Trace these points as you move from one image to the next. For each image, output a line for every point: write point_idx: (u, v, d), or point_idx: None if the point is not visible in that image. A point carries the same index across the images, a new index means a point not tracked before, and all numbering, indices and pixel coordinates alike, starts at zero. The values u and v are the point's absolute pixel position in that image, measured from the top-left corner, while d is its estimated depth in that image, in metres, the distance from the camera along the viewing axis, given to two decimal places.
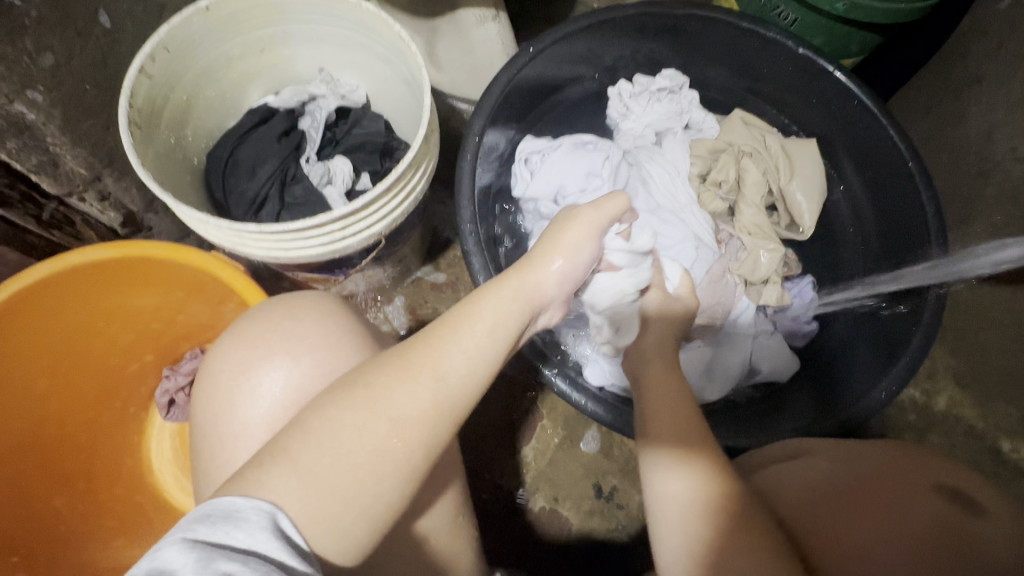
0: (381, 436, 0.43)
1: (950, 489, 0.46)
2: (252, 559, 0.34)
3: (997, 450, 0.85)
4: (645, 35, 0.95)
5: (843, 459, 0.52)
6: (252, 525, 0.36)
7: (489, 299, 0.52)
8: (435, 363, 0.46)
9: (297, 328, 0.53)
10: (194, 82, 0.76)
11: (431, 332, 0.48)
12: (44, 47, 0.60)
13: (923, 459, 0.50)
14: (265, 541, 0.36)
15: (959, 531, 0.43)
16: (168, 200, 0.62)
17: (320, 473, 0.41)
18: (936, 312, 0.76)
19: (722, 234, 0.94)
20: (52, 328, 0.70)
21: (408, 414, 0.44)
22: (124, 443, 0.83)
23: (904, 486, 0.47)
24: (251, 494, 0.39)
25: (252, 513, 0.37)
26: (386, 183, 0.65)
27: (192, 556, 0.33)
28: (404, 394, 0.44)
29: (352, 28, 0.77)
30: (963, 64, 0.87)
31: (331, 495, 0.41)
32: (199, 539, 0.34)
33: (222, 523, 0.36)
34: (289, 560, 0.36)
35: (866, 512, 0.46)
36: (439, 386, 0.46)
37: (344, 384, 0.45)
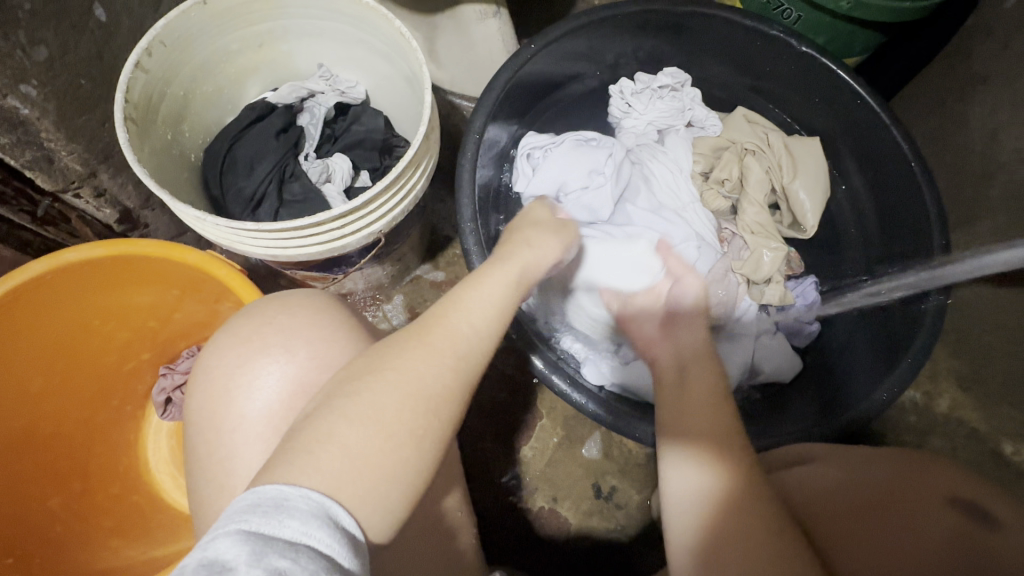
0: (416, 414, 0.43)
1: (965, 501, 0.46)
2: (302, 553, 0.32)
3: (999, 453, 0.84)
4: (647, 32, 0.94)
5: (853, 466, 0.52)
6: (304, 515, 0.35)
7: (492, 278, 0.54)
8: (453, 342, 0.47)
9: (293, 321, 0.53)
10: (191, 77, 0.75)
11: (441, 311, 0.49)
12: (38, 40, 0.59)
13: (936, 468, 0.49)
14: (318, 530, 0.35)
15: (974, 543, 0.43)
16: (164, 197, 0.61)
17: (365, 454, 0.40)
18: (939, 314, 0.76)
19: (725, 233, 0.93)
20: (47, 326, 0.69)
21: (437, 389, 0.45)
22: (120, 442, 0.82)
23: (918, 497, 0.46)
24: (295, 482, 0.37)
25: (301, 501, 0.36)
26: (384, 181, 0.64)
27: (244, 549, 0.31)
28: (432, 369, 0.45)
29: (351, 23, 0.76)
30: (967, 63, 0.86)
31: (378, 473, 0.40)
32: (252, 531, 0.33)
33: (273, 512, 0.34)
34: (340, 555, 0.34)
35: (877, 522, 0.45)
36: (460, 362, 0.47)
37: (369, 367, 0.44)
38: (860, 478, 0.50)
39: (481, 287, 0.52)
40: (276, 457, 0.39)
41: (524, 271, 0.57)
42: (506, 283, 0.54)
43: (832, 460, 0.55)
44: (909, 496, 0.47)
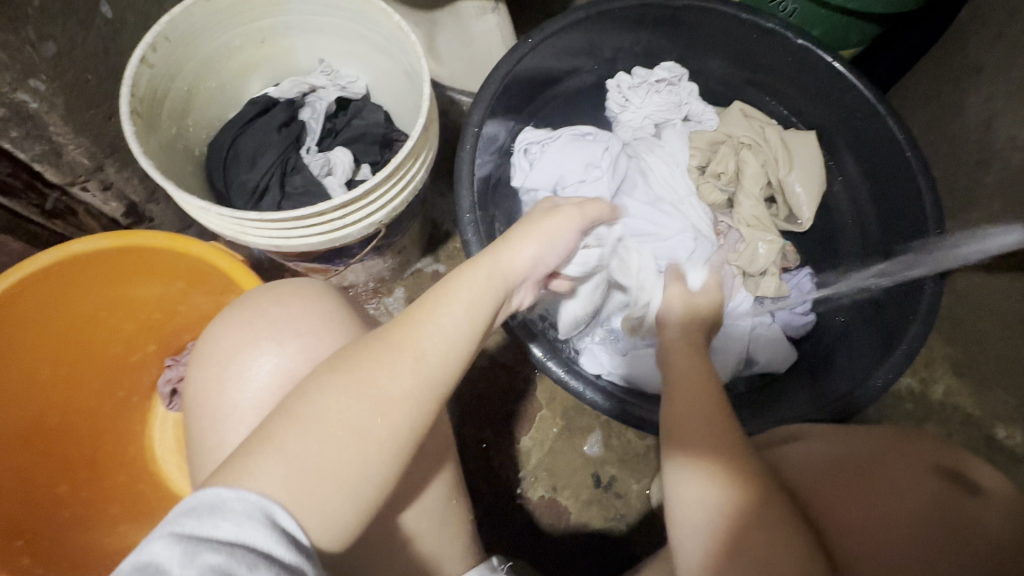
0: (364, 417, 0.44)
1: (949, 469, 0.46)
2: (238, 550, 0.34)
3: (992, 438, 0.85)
4: (644, 26, 0.95)
5: (843, 438, 0.52)
6: (237, 516, 0.36)
7: (461, 280, 0.54)
8: (415, 344, 0.48)
9: (282, 315, 0.54)
10: (195, 73, 0.77)
11: (408, 315, 0.50)
12: (47, 36, 0.60)
13: (922, 440, 0.49)
14: (253, 531, 0.36)
15: (954, 508, 0.42)
16: (170, 188, 0.62)
17: (305, 459, 0.41)
18: (934, 299, 0.76)
19: (721, 226, 0.95)
20: (55, 317, 0.71)
21: (390, 393, 0.45)
22: (127, 433, 0.84)
23: (906, 460, 0.47)
24: (236, 485, 0.39)
25: (237, 503, 0.37)
26: (385, 172, 0.65)
27: (178, 550, 0.33)
28: (388, 373, 0.45)
29: (351, 18, 0.78)
30: (962, 54, 0.87)
31: (324, 477, 0.41)
32: (185, 534, 0.35)
33: (208, 515, 0.36)
34: (279, 550, 0.36)
35: (866, 484, 0.46)
36: (419, 365, 0.47)
37: (326, 369, 0.46)
38: (845, 451, 0.50)
39: (447, 290, 0.52)
40: (229, 458, 0.41)
41: (494, 272, 0.56)
42: (474, 285, 0.53)
43: (822, 435, 0.55)
44: (897, 461, 0.47)
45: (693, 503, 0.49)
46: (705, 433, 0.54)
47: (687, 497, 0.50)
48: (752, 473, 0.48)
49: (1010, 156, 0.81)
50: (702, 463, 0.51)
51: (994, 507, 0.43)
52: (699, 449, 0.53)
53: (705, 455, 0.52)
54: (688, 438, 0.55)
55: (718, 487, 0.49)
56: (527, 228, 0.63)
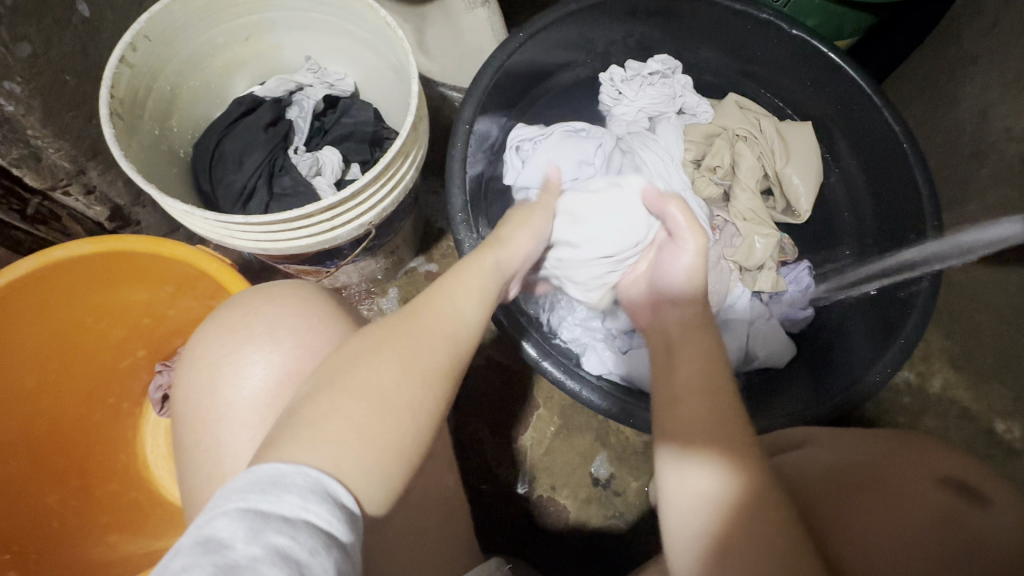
0: (415, 389, 0.45)
1: (956, 481, 0.45)
2: (301, 531, 0.33)
3: (991, 431, 0.85)
4: (637, 18, 0.94)
5: (839, 447, 0.52)
6: (302, 490, 0.35)
7: (471, 269, 0.58)
8: (446, 325, 0.50)
9: (280, 310, 0.54)
10: (178, 72, 0.75)
11: (430, 297, 0.52)
12: (21, 37, 0.58)
13: (926, 450, 0.49)
14: (316, 506, 0.35)
15: (959, 522, 0.42)
16: (152, 191, 0.60)
17: (366, 425, 0.41)
18: (931, 293, 0.76)
19: (716, 221, 0.93)
20: (41, 324, 0.69)
21: (432, 367, 0.47)
22: (117, 439, 0.83)
23: (906, 478, 0.46)
24: (294, 459, 0.37)
25: (298, 477, 0.36)
26: (373, 172, 0.64)
27: (241, 526, 0.32)
28: (427, 348, 0.48)
29: (337, 14, 0.76)
30: (958, 43, 0.85)
31: (378, 445, 0.41)
32: (250, 508, 0.33)
33: (272, 489, 0.34)
34: (338, 531, 0.35)
35: (867, 498, 0.45)
36: (451, 345, 0.49)
37: (369, 345, 0.46)
38: (849, 456, 0.50)
39: (463, 276, 0.56)
40: None
41: (502, 261, 0.62)
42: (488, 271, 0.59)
43: (822, 443, 0.55)
44: (898, 478, 0.46)
45: (701, 492, 0.45)
46: (703, 421, 0.49)
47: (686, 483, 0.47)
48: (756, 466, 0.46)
49: (1005, 148, 0.79)
50: (707, 456, 0.47)
51: (990, 523, 0.42)
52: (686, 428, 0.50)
53: (709, 441, 0.48)
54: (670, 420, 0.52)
55: (733, 484, 0.44)
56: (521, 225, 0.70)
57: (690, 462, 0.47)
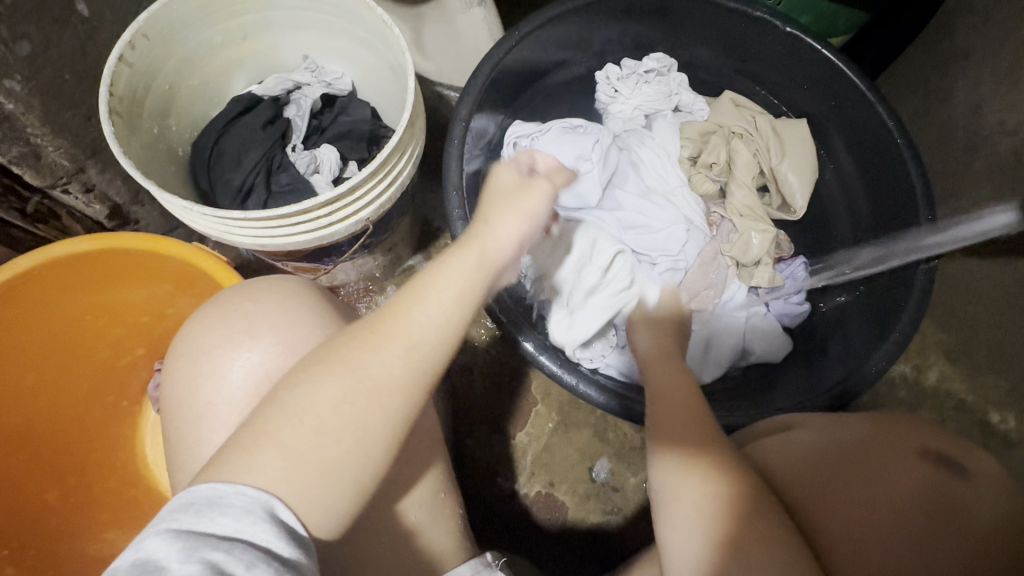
0: (357, 407, 0.43)
1: (936, 453, 0.49)
2: (236, 546, 0.35)
3: (987, 423, 0.85)
4: (632, 16, 0.94)
5: (829, 427, 0.53)
6: (237, 511, 0.37)
7: (451, 262, 0.49)
8: (405, 330, 0.45)
9: (258, 309, 0.54)
10: (176, 70, 0.76)
11: (401, 298, 0.47)
12: (21, 36, 0.59)
13: (906, 425, 0.51)
14: (251, 525, 0.37)
15: (946, 496, 0.46)
16: (151, 187, 0.61)
17: (302, 453, 0.41)
18: (927, 285, 0.76)
19: (714, 217, 0.94)
20: (39, 323, 0.70)
21: (382, 383, 0.44)
22: (116, 438, 0.83)
23: (891, 455, 0.49)
24: (236, 481, 0.39)
25: (235, 498, 0.38)
26: (369, 168, 0.64)
27: (176, 546, 0.34)
28: (378, 362, 0.44)
29: (333, 13, 0.77)
30: (950, 39, 0.86)
31: (314, 472, 0.41)
32: (183, 529, 0.35)
33: (206, 510, 0.37)
34: (278, 547, 0.37)
35: (854, 483, 0.47)
36: (411, 354, 0.45)
37: (318, 358, 0.45)
38: (842, 438, 0.51)
39: (440, 272, 0.48)
40: (232, 447, 0.40)
41: (485, 251, 0.50)
42: (466, 266, 0.49)
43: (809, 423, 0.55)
44: (883, 456, 0.49)
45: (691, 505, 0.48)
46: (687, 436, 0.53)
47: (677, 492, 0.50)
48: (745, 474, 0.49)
49: (998, 142, 0.80)
50: (692, 469, 0.50)
51: (971, 494, 0.46)
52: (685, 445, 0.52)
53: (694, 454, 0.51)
54: (672, 430, 0.55)
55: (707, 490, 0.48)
56: (506, 204, 0.53)
57: (676, 470, 0.51)
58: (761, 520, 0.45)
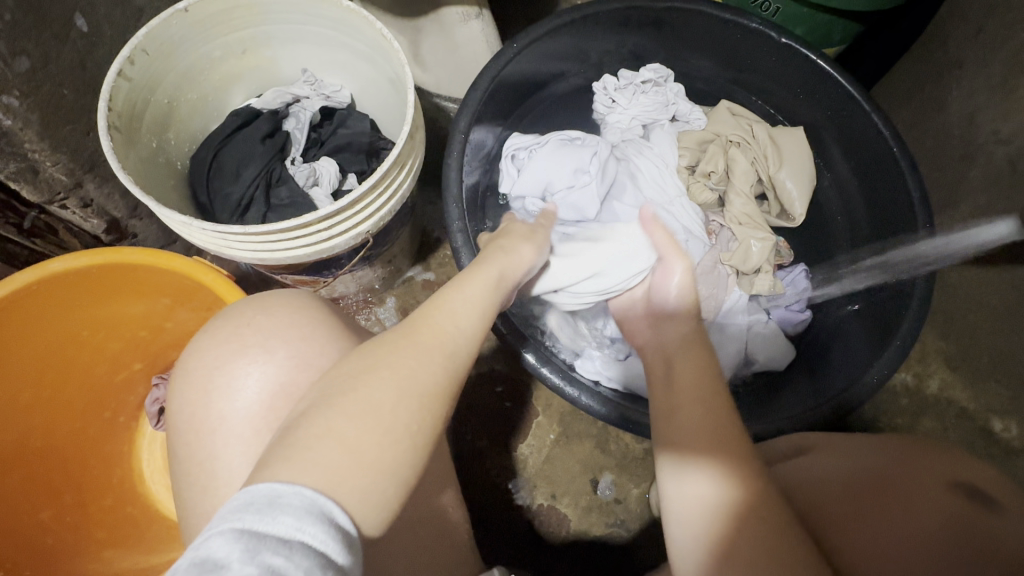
0: (411, 411, 0.43)
1: (966, 486, 0.44)
2: (296, 550, 0.32)
3: (989, 430, 0.85)
4: (629, 28, 0.95)
5: (849, 454, 0.51)
6: (297, 510, 0.34)
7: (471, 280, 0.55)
8: (442, 339, 0.48)
9: (269, 322, 0.53)
10: (175, 85, 0.76)
11: (429, 310, 0.50)
12: (19, 51, 0.59)
13: (929, 455, 0.48)
14: (312, 526, 0.34)
15: (976, 526, 0.41)
16: (150, 203, 0.61)
17: (360, 448, 0.40)
18: (926, 294, 0.77)
19: (712, 226, 0.94)
20: (36, 339, 0.69)
21: (429, 387, 0.45)
22: (112, 454, 0.82)
23: (914, 479, 0.46)
24: (290, 480, 0.36)
25: (294, 497, 0.35)
26: (370, 182, 0.64)
27: (237, 546, 0.32)
28: (423, 367, 0.45)
29: (332, 27, 0.77)
30: (943, 49, 0.87)
31: (374, 470, 0.40)
32: (245, 529, 0.33)
33: (267, 509, 0.34)
34: (334, 551, 0.34)
35: (875, 510, 0.45)
36: (449, 361, 0.47)
37: (365, 364, 0.44)
38: (857, 465, 0.49)
39: (463, 288, 0.53)
40: None
41: (502, 274, 0.58)
42: (486, 283, 0.55)
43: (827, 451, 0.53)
44: (906, 480, 0.46)
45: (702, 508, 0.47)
46: (700, 434, 0.52)
47: (691, 497, 0.48)
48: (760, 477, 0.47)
49: (993, 151, 0.80)
50: (701, 467, 0.49)
51: (1010, 529, 0.41)
52: (692, 448, 0.51)
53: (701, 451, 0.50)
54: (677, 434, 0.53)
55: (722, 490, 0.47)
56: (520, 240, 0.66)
57: (684, 470, 0.50)
58: (781, 524, 0.43)
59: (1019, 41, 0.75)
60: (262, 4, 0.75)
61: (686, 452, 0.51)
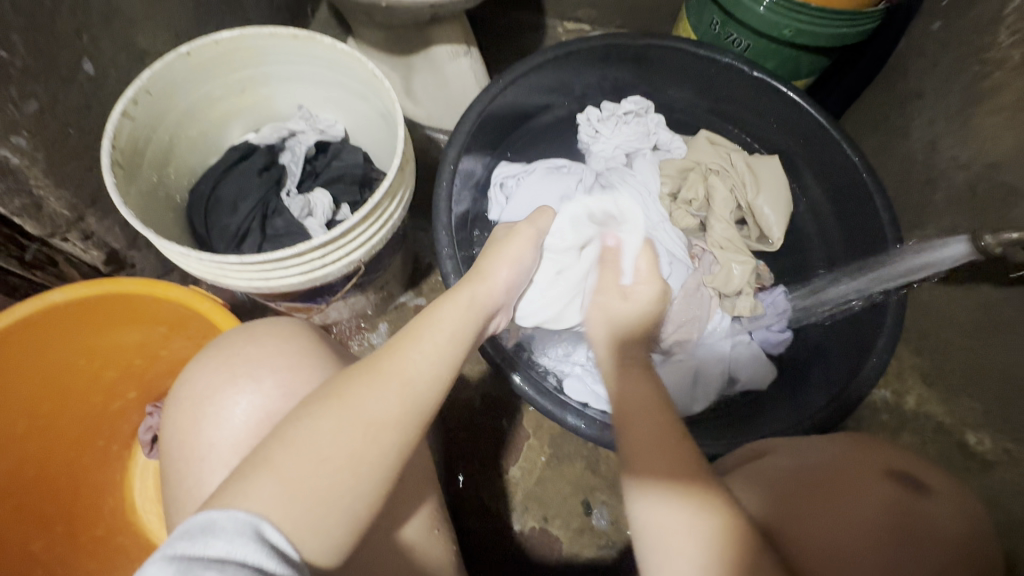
0: (356, 440, 0.44)
1: (900, 473, 0.46)
2: (229, 567, 0.33)
3: (965, 444, 0.81)
4: (610, 63, 1.00)
5: (798, 452, 0.52)
6: (229, 533, 0.36)
7: (444, 307, 0.57)
8: (402, 369, 0.48)
9: (258, 352, 0.55)
10: (176, 122, 0.79)
11: (398, 342, 0.51)
12: (29, 94, 0.62)
13: (875, 449, 0.50)
14: (244, 546, 0.35)
15: (911, 512, 0.43)
16: (150, 235, 0.63)
17: (300, 478, 0.41)
18: (898, 313, 0.80)
19: (695, 249, 0.97)
20: (34, 369, 0.70)
21: (380, 417, 0.45)
22: (106, 484, 0.83)
23: (856, 472, 0.47)
24: (230, 505, 0.38)
25: (228, 521, 0.37)
26: (361, 213, 0.67)
27: (170, 570, 0.33)
28: (375, 398, 0.46)
29: (328, 67, 0.81)
30: (905, 81, 0.92)
31: (315, 500, 0.41)
32: (177, 555, 0.34)
33: (199, 535, 0.35)
34: (269, 564, 0.35)
35: (818, 500, 0.45)
36: (406, 390, 0.47)
37: (319, 395, 0.46)
38: (807, 461, 0.50)
39: (435, 318, 0.54)
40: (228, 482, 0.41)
41: (475, 296, 0.60)
42: (458, 308, 0.57)
43: (783, 450, 0.54)
44: (849, 473, 0.47)
45: (675, 539, 0.45)
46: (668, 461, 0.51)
47: (659, 526, 0.47)
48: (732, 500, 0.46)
49: (954, 175, 0.83)
50: (672, 492, 0.48)
51: (938, 511, 0.43)
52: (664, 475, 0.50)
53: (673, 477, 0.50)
54: (645, 456, 0.52)
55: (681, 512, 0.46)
56: (494, 255, 0.68)
57: (652, 496, 0.49)
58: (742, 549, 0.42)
59: (971, 75, 0.80)
60: (260, 46, 0.79)
61: (656, 478, 0.50)
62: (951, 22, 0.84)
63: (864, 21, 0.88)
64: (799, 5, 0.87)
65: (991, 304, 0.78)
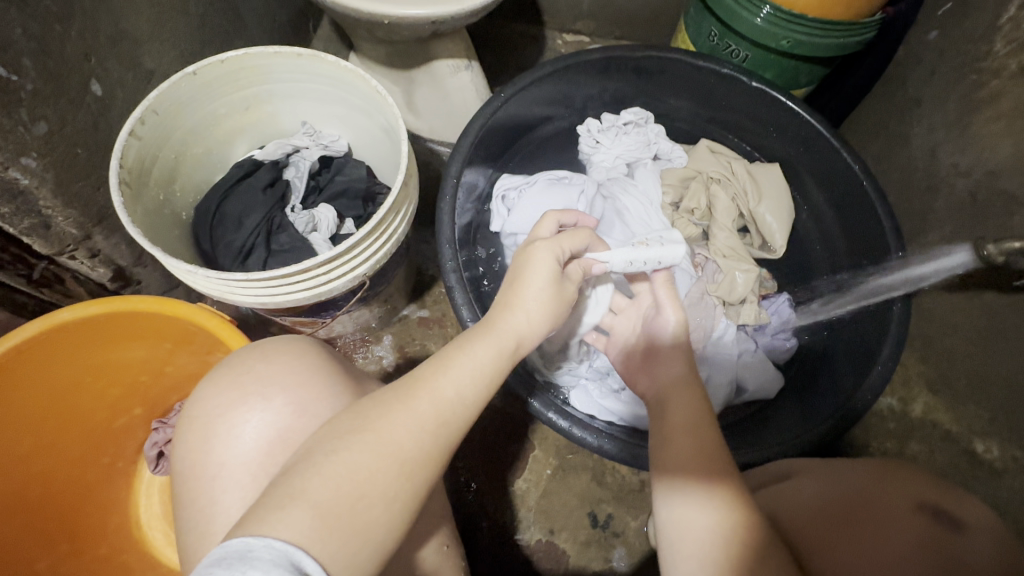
0: (390, 477, 0.44)
1: (932, 507, 0.46)
2: None
3: (972, 452, 0.83)
4: (611, 75, 1.01)
5: (826, 478, 0.53)
6: (267, 563, 0.35)
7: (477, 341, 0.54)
8: (436, 406, 0.48)
9: (269, 370, 0.55)
10: (182, 140, 0.80)
11: (428, 373, 0.50)
12: (39, 117, 0.63)
13: (907, 477, 0.50)
14: None
15: (942, 546, 0.43)
16: (156, 252, 0.64)
17: (332, 506, 0.40)
18: (903, 322, 0.80)
19: (698, 258, 0.97)
20: (43, 387, 0.71)
21: (413, 455, 0.45)
22: (111, 502, 0.83)
23: (886, 505, 0.47)
24: (263, 533, 0.37)
25: (265, 551, 0.36)
26: (365, 229, 0.68)
27: None
28: (408, 432, 0.46)
29: (330, 84, 0.82)
30: (904, 89, 0.93)
31: (349, 529, 0.40)
32: None
33: (237, 563, 0.34)
34: None
35: (849, 529, 0.46)
36: (439, 429, 0.48)
37: (351, 427, 0.46)
38: (837, 488, 0.51)
39: (467, 350, 0.52)
40: (253, 507, 0.40)
41: (521, 340, 0.56)
42: (492, 350, 0.53)
43: (808, 475, 0.55)
44: (876, 510, 0.47)
45: (698, 538, 0.48)
46: (690, 463, 0.52)
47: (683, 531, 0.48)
48: (761, 519, 0.47)
49: (954, 183, 0.83)
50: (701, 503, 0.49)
51: (970, 548, 0.42)
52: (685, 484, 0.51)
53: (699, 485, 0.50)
54: (674, 468, 0.53)
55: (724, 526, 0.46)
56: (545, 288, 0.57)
57: (687, 506, 0.49)
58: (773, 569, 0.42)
59: (970, 83, 0.80)
60: (266, 65, 0.80)
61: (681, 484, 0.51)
62: (947, 31, 0.85)
63: (859, 31, 0.89)
64: (797, 16, 0.88)
65: (994, 312, 0.78)
